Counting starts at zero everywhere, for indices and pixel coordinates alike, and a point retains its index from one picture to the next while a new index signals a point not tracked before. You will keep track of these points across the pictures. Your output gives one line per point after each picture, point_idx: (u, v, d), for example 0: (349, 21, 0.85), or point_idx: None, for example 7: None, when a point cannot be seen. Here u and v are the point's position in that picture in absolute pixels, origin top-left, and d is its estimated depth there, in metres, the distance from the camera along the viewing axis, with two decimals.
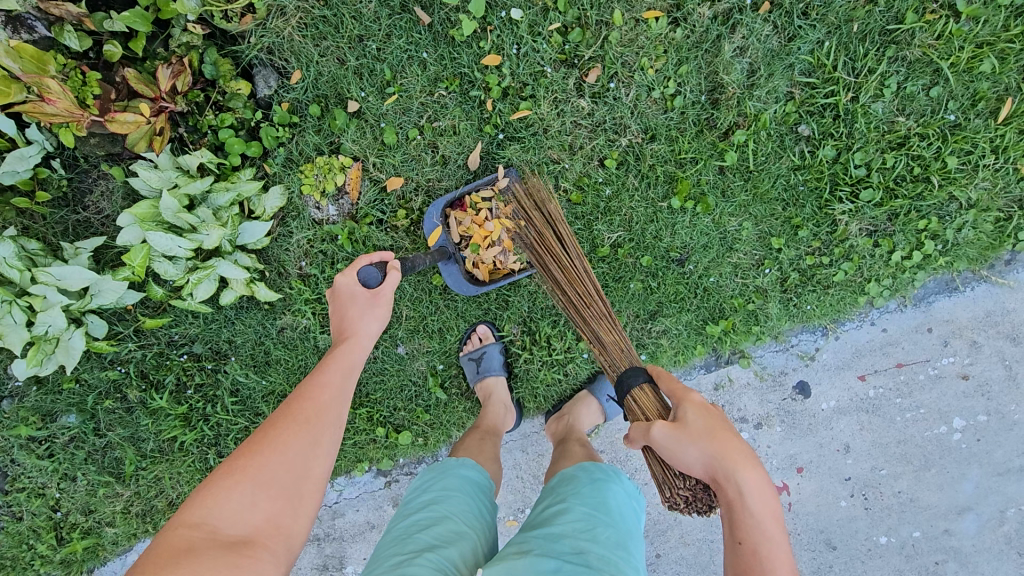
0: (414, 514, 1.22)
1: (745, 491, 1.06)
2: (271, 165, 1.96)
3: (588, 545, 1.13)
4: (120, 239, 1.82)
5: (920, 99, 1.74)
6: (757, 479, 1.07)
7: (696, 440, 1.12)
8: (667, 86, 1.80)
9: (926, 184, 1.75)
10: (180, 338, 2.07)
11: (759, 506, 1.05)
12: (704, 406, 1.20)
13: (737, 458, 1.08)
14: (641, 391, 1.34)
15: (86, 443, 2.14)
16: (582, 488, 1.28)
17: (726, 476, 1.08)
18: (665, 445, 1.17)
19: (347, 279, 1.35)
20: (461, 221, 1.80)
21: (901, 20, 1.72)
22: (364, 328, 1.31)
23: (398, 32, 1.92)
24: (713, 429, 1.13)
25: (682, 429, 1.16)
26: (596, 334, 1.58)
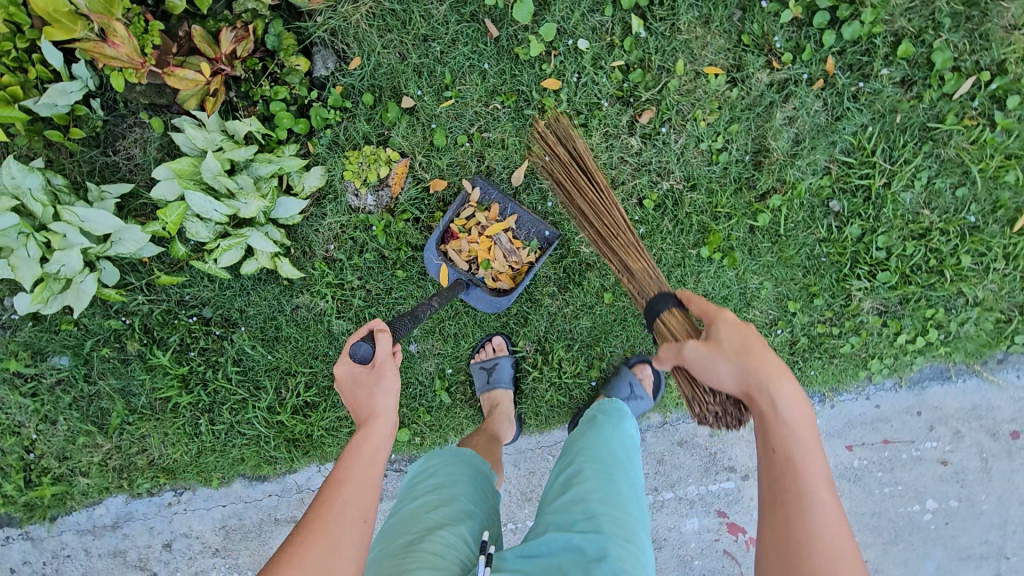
0: (423, 491, 1.25)
1: (778, 400, 1.09)
2: (316, 145, 1.96)
3: (596, 505, 1.19)
4: (154, 191, 1.80)
5: (946, 196, 1.84)
6: (793, 401, 1.08)
7: (722, 360, 1.19)
8: (716, 140, 1.86)
9: (939, 276, 1.85)
10: (191, 299, 2.05)
11: (792, 421, 1.07)
12: (736, 323, 1.23)
13: (763, 364, 1.13)
14: (672, 318, 1.45)
15: (73, 388, 2.09)
16: (583, 450, 1.35)
17: (756, 385, 1.12)
18: (698, 361, 1.24)
19: (344, 365, 1.18)
20: (461, 249, 1.85)
21: (941, 120, 1.82)
22: (380, 408, 1.15)
23: (464, 40, 1.95)
24: (745, 342, 1.18)
25: (715, 346, 1.21)
26: (625, 264, 1.68)
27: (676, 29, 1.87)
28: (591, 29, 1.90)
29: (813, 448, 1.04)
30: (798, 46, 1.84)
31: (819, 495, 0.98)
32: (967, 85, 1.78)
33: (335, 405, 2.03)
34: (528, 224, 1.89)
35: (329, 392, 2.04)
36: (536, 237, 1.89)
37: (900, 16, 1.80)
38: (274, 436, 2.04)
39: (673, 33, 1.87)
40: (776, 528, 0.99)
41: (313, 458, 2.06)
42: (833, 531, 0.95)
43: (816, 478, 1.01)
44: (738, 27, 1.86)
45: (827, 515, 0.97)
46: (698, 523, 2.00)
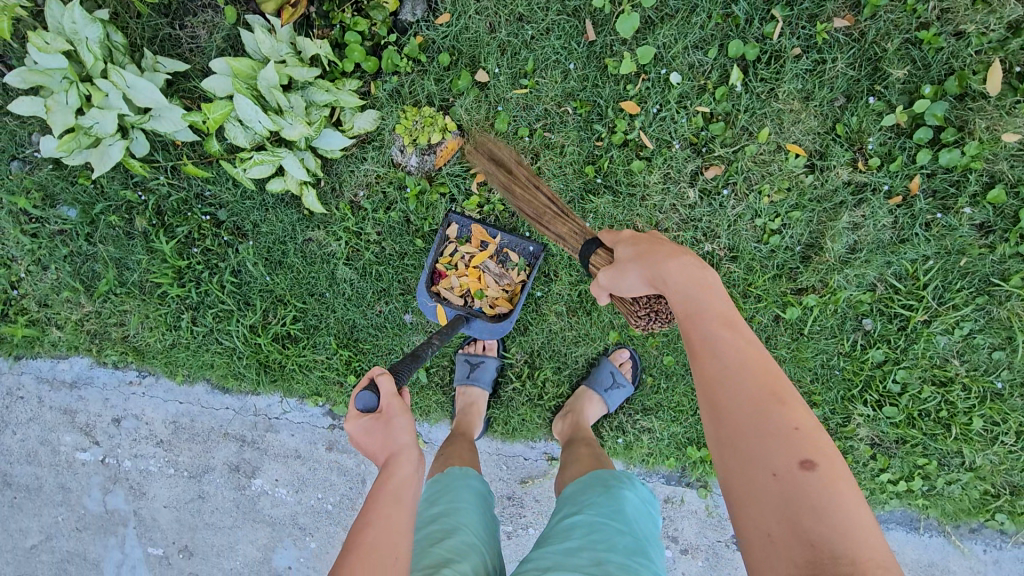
0: (428, 524, 1.24)
1: (670, 276, 1.09)
2: (377, 88, 1.91)
3: (607, 555, 1.16)
4: (206, 82, 1.75)
5: (981, 354, 1.76)
6: (692, 285, 1.06)
7: (631, 267, 1.20)
8: (773, 221, 1.79)
9: (944, 429, 1.78)
10: (211, 198, 2.02)
11: (690, 300, 1.05)
12: (634, 237, 1.30)
13: (661, 254, 1.15)
14: (596, 256, 1.43)
15: (73, 243, 2.10)
16: (595, 502, 1.31)
17: (654, 275, 1.13)
18: (612, 283, 1.25)
19: (351, 419, 1.12)
20: (451, 285, 1.84)
21: (1005, 277, 1.73)
22: (396, 446, 1.10)
23: (558, 32, 1.87)
24: (643, 249, 1.22)
25: (621, 265, 1.24)
26: (556, 233, 1.72)
27: (773, 95, 1.78)
28: (688, 65, 1.82)
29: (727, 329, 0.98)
30: (889, 154, 1.75)
31: (721, 334, 0.97)
32: None
33: (314, 346, 2.01)
34: (508, 245, 1.87)
35: (313, 332, 2.01)
36: (521, 252, 1.87)
37: (1004, 159, 1.69)
38: (247, 355, 2.02)
39: (769, 98, 1.78)
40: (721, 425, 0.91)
41: (277, 389, 2.05)
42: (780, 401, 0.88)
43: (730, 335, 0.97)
44: (836, 114, 1.77)
45: (755, 387, 0.90)
46: None
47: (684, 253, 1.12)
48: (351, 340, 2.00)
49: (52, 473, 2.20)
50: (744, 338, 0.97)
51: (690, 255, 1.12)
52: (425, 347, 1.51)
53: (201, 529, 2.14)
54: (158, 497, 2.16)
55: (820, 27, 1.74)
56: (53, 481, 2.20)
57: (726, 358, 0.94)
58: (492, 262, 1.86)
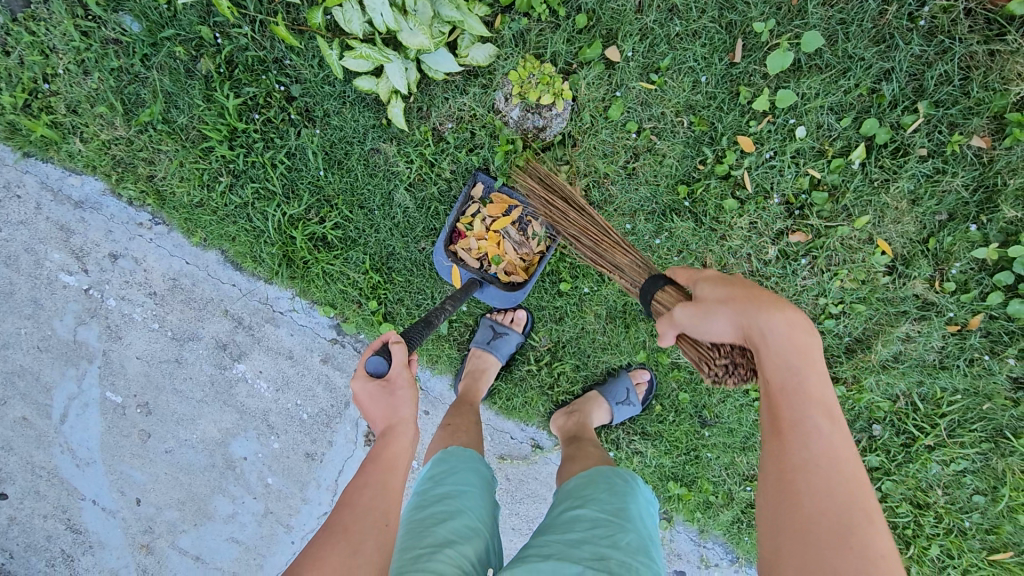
0: (433, 504, 1.22)
1: (768, 329, 1.03)
2: (504, 24, 1.78)
3: (609, 552, 1.20)
4: None
5: (965, 492, 1.84)
6: (815, 381, 0.99)
7: (720, 308, 1.12)
8: (834, 305, 1.79)
9: (902, 545, 1.87)
10: (290, 69, 1.87)
11: (783, 356, 1.00)
12: (717, 278, 1.21)
13: (760, 303, 1.07)
14: (664, 292, 1.38)
15: (128, 60, 1.92)
16: (596, 498, 1.34)
17: (749, 324, 1.06)
18: (690, 321, 1.18)
19: (359, 378, 1.12)
20: (468, 249, 1.77)
21: (1017, 434, 1.79)
22: (399, 415, 1.12)
23: (705, 40, 1.77)
24: (733, 291, 1.14)
25: (705, 302, 1.16)
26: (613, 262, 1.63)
27: (885, 186, 1.75)
28: (816, 125, 1.76)
29: (838, 425, 0.95)
30: (965, 283, 1.76)
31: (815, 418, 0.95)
32: None
33: (345, 258, 1.92)
34: (533, 212, 1.79)
35: (349, 244, 1.92)
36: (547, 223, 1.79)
37: None
38: (275, 244, 1.92)
39: (881, 188, 1.76)
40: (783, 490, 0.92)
41: (294, 286, 1.97)
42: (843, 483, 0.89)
43: (814, 400, 0.97)
44: (933, 227, 1.76)
45: (838, 490, 0.89)
46: None
47: (785, 309, 1.04)
48: (384, 266, 1.92)
49: (28, 283, 2.08)
50: (829, 416, 0.96)
51: (795, 312, 1.04)
52: (437, 313, 1.49)
53: (168, 392, 2.08)
54: (132, 346, 2.08)
55: (956, 138, 1.71)
56: (26, 292, 2.08)
57: (807, 412, 0.96)
58: (515, 227, 1.78)
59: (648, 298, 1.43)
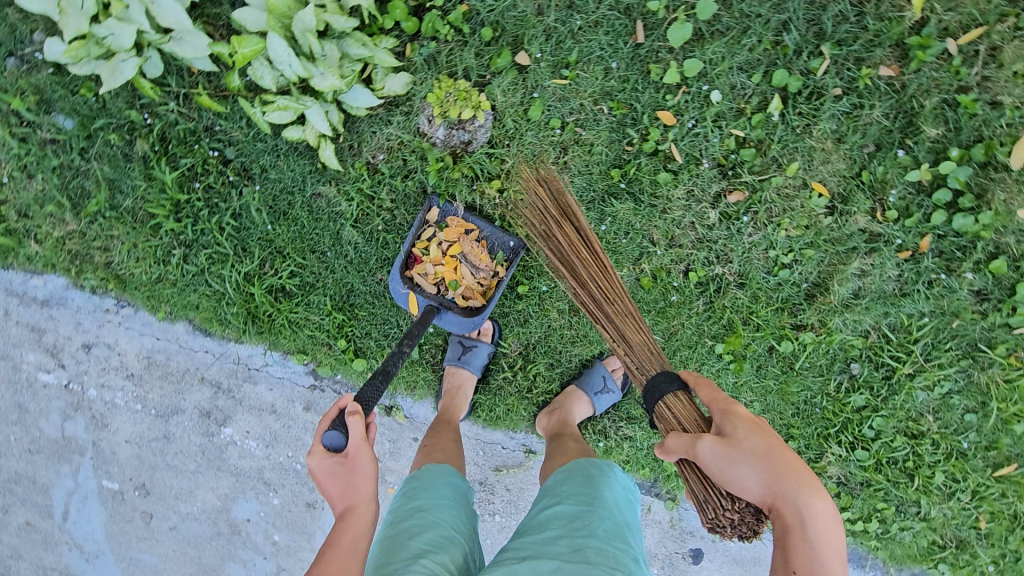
0: (408, 518, 1.23)
1: (809, 516, 1.06)
2: (414, 51, 1.85)
3: (586, 542, 1.21)
4: (238, 13, 1.64)
5: (955, 413, 1.83)
6: (822, 537, 1.06)
7: (747, 459, 1.13)
8: (785, 255, 1.81)
9: (907, 479, 1.86)
10: (221, 133, 1.93)
11: (829, 562, 1.04)
12: (751, 421, 1.21)
13: (795, 479, 1.10)
14: (675, 399, 1.37)
15: (67, 156, 1.98)
16: (572, 492, 1.36)
17: (780, 496, 1.09)
18: (715, 458, 1.18)
19: (317, 455, 1.16)
20: (425, 273, 1.78)
21: (991, 345, 1.80)
22: (360, 490, 1.15)
23: (607, 28, 1.83)
24: (768, 448, 1.14)
25: (737, 446, 1.16)
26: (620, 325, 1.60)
27: (808, 131, 1.79)
28: (730, 86, 1.81)
29: (835, 560, 1.05)
30: (906, 209, 1.79)
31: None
32: None
33: (308, 304, 1.96)
34: (488, 237, 1.83)
35: (308, 289, 1.96)
36: (502, 249, 1.83)
37: (1013, 232, 1.75)
38: (237, 303, 1.96)
39: (804, 133, 1.79)
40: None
41: (263, 341, 2.00)
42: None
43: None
44: (864, 160, 1.79)
45: None
46: None
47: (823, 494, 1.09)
48: (346, 304, 1.96)
49: (9, 389, 2.12)
50: None
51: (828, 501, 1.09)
52: (395, 359, 1.47)
53: (161, 469, 2.10)
54: (120, 431, 2.10)
55: (865, 72, 1.76)
56: (9, 398, 2.12)
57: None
58: (470, 253, 1.80)
59: (652, 395, 1.41)
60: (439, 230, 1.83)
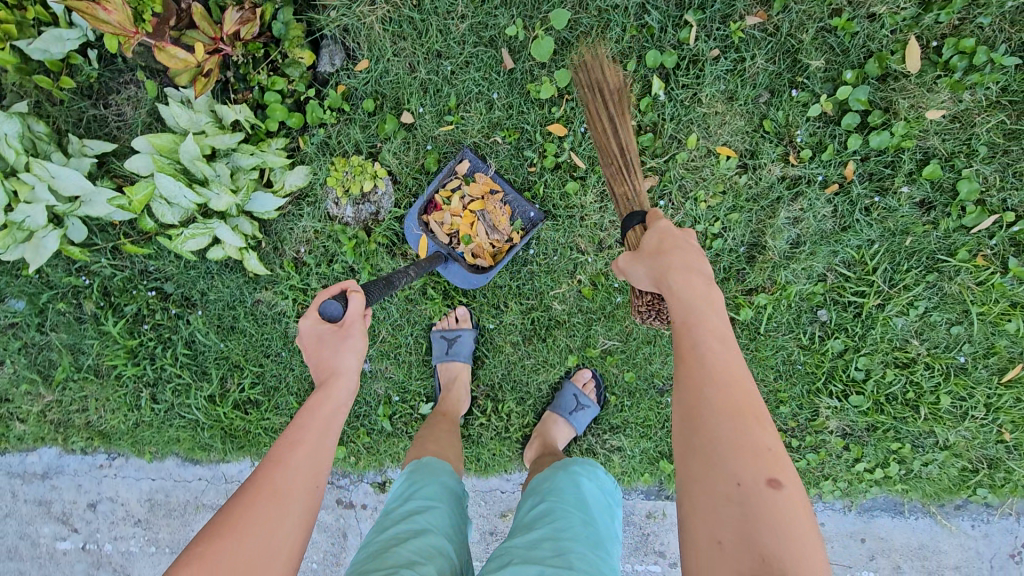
0: (398, 523, 1.20)
1: (675, 283, 1.06)
2: (305, 142, 1.89)
3: (569, 549, 1.16)
4: (128, 163, 1.73)
5: (940, 330, 1.74)
6: (697, 296, 1.03)
7: (642, 262, 1.18)
8: (713, 225, 1.77)
9: (913, 412, 1.76)
10: (155, 271, 2.00)
11: (702, 317, 1.00)
12: (666, 230, 1.22)
13: (674, 259, 1.11)
14: (631, 232, 1.38)
15: (24, 335, 2.06)
16: (557, 490, 1.32)
17: (660, 275, 1.10)
18: (627, 268, 1.24)
19: (313, 318, 1.12)
20: (441, 222, 1.79)
21: (952, 252, 1.72)
22: (342, 366, 1.09)
23: (477, 64, 1.86)
24: (661, 242, 1.17)
25: (638, 252, 1.21)
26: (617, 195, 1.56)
27: (697, 100, 1.77)
28: None
29: (715, 314, 1.01)
30: (820, 143, 1.74)
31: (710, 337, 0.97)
32: (988, 222, 1.68)
33: (277, 407, 2.00)
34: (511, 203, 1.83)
35: (273, 393, 2.00)
36: (520, 218, 1.83)
37: (934, 134, 1.69)
38: (211, 426, 2.01)
39: (693, 103, 1.77)
40: (683, 397, 0.93)
41: (247, 454, 2.03)
42: (744, 400, 0.88)
43: (711, 333, 0.98)
44: (762, 110, 1.76)
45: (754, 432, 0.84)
46: None
47: (697, 268, 1.08)
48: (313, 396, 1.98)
49: (35, 565, 2.18)
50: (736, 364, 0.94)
51: (700, 270, 1.08)
52: (402, 275, 1.46)
53: None
54: None
55: (735, 26, 1.73)
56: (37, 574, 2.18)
57: (701, 335, 0.97)
58: (492, 212, 1.80)
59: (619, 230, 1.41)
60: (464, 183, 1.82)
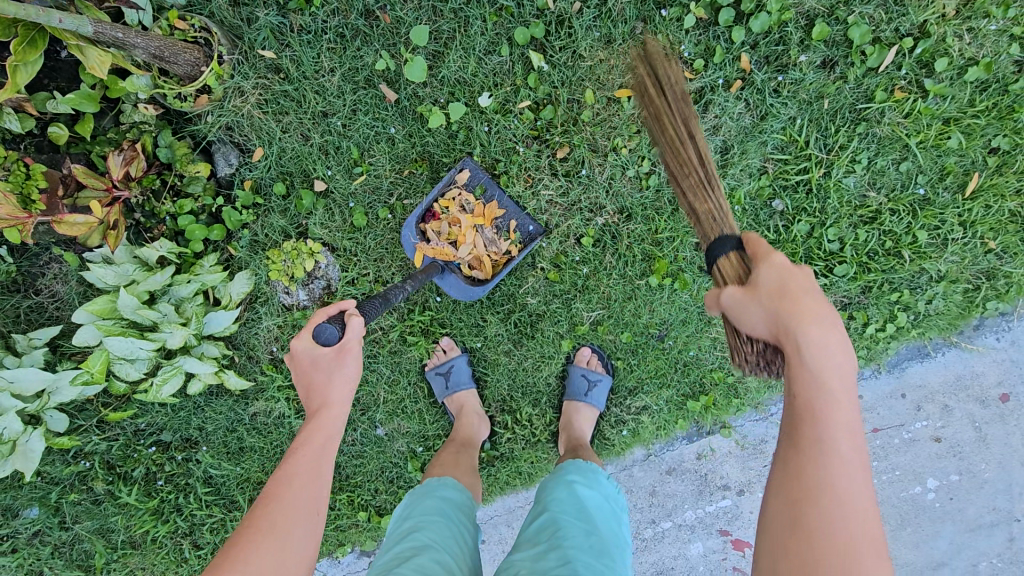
0: (401, 540, 1.21)
1: (806, 348, 0.91)
2: (236, 248, 1.88)
3: (573, 554, 1.20)
4: (75, 339, 1.71)
5: (891, 173, 1.76)
6: (834, 365, 0.89)
7: (756, 304, 1.00)
8: (642, 166, 1.79)
9: (898, 258, 1.77)
10: (146, 427, 1.98)
11: (824, 377, 0.89)
12: (782, 265, 1.04)
13: (798, 308, 0.94)
14: (726, 260, 1.17)
15: (51, 538, 1.99)
16: (557, 498, 1.38)
17: (783, 331, 0.94)
18: (732, 308, 1.05)
19: (309, 341, 1.13)
20: (438, 231, 1.75)
21: (871, 97, 1.73)
22: (334, 397, 1.14)
23: (363, 108, 1.86)
24: (784, 285, 0.99)
25: (750, 288, 1.04)
26: (691, 207, 1.41)
27: (578, 56, 1.78)
28: (491, 72, 1.82)
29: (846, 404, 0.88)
30: (707, 49, 1.75)
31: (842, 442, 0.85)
32: (890, 55, 1.69)
33: None
34: (511, 216, 1.81)
35: None
36: (519, 232, 1.82)
37: None
38: None
39: (577, 61, 1.78)
40: (788, 474, 0.86)
41: None
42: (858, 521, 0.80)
43: (841, 429, 0.86)
44: (642, 41, 1.77)
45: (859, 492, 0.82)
46: (702, 547, 1.95)
47: (833, 324, 0.92)
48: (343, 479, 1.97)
49: None
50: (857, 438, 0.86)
51: (837, 327, 0.92)
52: (394, 289, 1.47)
53: None
54: None
55: None
56: None
57: (832, 416, 0.86)
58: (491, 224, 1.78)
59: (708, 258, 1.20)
60: (466, 193, 1.79)
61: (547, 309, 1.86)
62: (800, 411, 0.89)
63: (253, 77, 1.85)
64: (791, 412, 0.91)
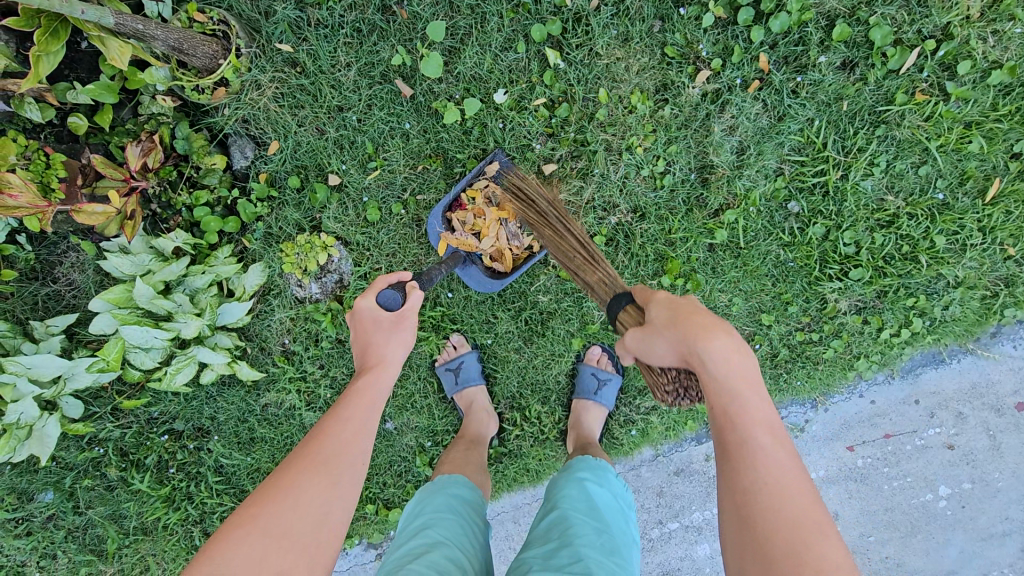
0: (413, 537, 1.21)
1: (713, 361, 0.92)
2: (250, 241, 1.89)
3: (585, 552, 1.20)
4: (91, 327, 1.73)
5: (909, 177, 1.74)
6: (731, 373, 0.92)
7: (663, 335, 1.03)
8: (657, 165, 1.78)
9: (915, 263, 1.75)
10: (160, 416, 2.01)
11: (727, 390, 0.91)
12: (668, 299, 1.12)
13: (697, 328, 0.97)
14: (625, 313, 1.28)
15: (65, 522, 2.02)
16: (568, 496, 1.38)
17: (690, 352, 0.96)
18: (639, 346, 1.10)
19: (371, 301, 1.20)
20: (464, 221, 1.74)
21: (891, 100, 1.71)
22: (389, 355, 1.18)
23: (378, 103, 1.86)
24: (674, 313, 1.05)
25: (650, 326, 1.08)
26: (584, 282, 1.56)
27: (594, 54, 1.78)
28: (507, 69, 1.81)
29: (764, 423, 0.90)
30: (725, 48, 1.74)
31: (766, 445, 0.87)
32: (912, 57, 1.67)
33: None
34: None
35: None
36: None
37: None
38: None
39: (593, 59, 1.78)
40: (740, 527, 0.84)
41: None
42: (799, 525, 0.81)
43: (767, 450, 0.87)
44: (660, 39, 1.76)
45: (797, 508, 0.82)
46: (709, 549, 1.94)
47: (726, 331, 0.96)
48: None
49: None
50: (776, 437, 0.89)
51: (732, 336, 0.95)
52: (436, 272, 1.54)
53: None
54: None
55: None
56: None
57: (754, 438, 0.88)
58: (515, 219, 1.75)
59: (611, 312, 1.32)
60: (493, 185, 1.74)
61: (559, 306, 1.86)
62: (727, 450, 0.90)
63: (270, 70, 1.85)
64: (721, 447, 0.91)
